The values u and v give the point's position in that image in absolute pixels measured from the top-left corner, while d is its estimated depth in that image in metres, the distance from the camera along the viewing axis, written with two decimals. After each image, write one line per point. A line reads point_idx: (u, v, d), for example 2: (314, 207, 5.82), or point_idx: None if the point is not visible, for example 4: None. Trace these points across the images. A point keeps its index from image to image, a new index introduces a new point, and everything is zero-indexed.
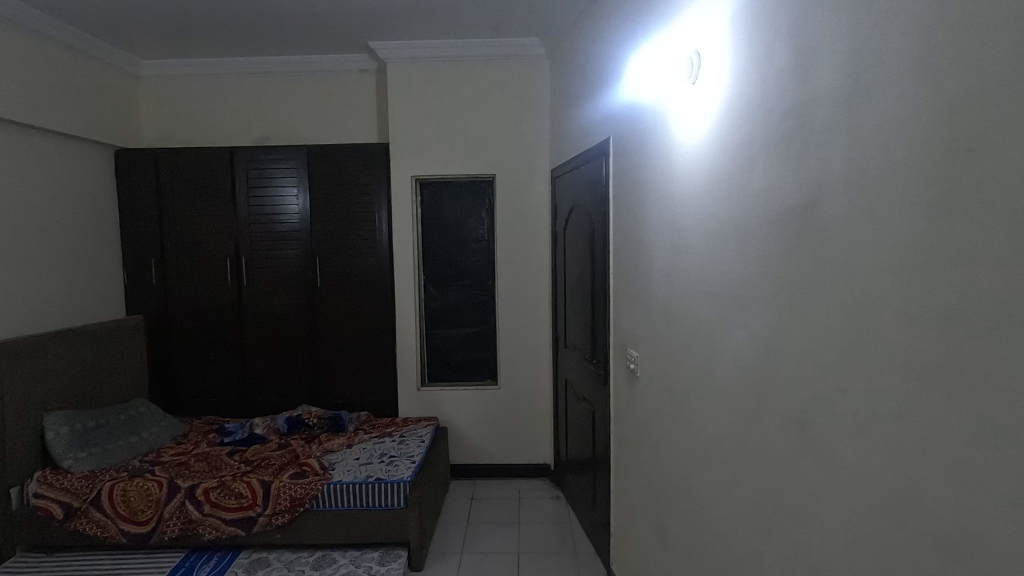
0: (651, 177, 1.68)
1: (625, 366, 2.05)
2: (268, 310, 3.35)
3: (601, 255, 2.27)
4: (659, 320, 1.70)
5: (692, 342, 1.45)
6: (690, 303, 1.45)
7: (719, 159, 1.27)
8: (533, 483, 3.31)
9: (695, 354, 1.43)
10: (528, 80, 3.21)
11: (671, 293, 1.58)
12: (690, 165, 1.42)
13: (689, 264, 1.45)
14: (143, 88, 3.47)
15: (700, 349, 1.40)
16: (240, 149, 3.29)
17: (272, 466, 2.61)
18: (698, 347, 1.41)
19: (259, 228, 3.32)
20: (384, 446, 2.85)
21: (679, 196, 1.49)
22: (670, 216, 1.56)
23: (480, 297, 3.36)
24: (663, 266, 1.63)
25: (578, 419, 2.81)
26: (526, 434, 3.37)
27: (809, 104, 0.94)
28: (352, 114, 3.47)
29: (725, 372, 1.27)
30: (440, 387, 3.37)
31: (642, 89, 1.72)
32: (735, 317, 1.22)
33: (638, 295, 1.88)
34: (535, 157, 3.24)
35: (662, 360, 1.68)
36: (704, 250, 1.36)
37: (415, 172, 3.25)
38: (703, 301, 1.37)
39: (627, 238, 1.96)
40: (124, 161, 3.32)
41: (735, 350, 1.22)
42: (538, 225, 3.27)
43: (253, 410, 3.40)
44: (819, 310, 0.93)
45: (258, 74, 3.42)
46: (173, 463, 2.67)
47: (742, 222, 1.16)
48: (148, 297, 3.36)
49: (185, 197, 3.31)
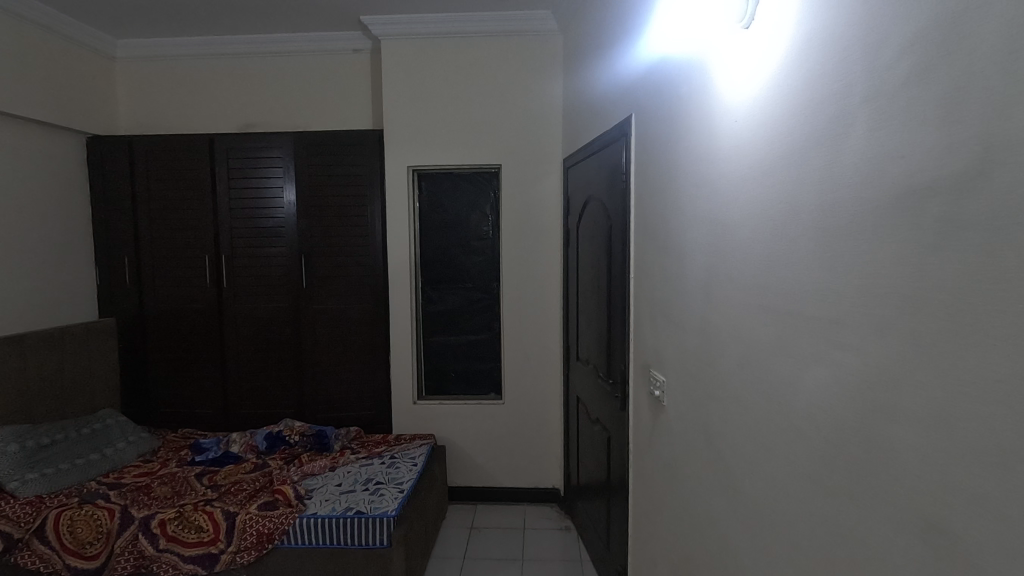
0: (687, 155, 1.32)
1: (647, 391, 1.70)
2: (250, 315, 3.05)
3: (620, 255, 1.92)
4: (694, 339, 1.34)
5: (744, 375, 1.09)
6: (741, 319, 1.09)
7: (790, 123, 0.91)
8: (540, 510, 2.97)
9: (748, 389, 1.07)
10: (538, 59, 2.86)
11: (712, 308, 1.23)
12: (744, 133, 1.06)
13: (741, 267, 1.09)
14: (120, 69, 3.18)
15: (756, 383, 1.04)
16: (221, 136, 2.99)
17: (241, 492, 2.31)
18: (753, 382, 1.05)
19: (241, 223, 3.02)
20: (372, 470, 2.53)
21: (725, 177, 1.14)
22: (714, 204, 1.20)
23: (483, 302, 3.03)
24: (702, 268, 1.27)
25: (590, 443, 2.46)
26: (532, 454, 3.03)
27: (958, 22, 0.59)
28: (345, 99, 3.15)
29: (793, 423, 0.91)
30: (440, 399, 3.04)
31: (673, 44, 1.36)
32: (811, 346, 0.86)
33: (666, 306, 1.52)
34: (546, 145, 2.89)
35: (697, 391, 1.33)
36: (764, 248, 0.99)
37: (413, 161, 2.92)
38: (761, 318, 1.01)
39: (653, 234, 1.59)
40: (96, 150, 3.04)
41: (814, 394, 0.85)
42: (549, 221, 2.92)
43: (235, 422, 3.10)
44: (981, 352, 0.57)
45: (242, 54, 3.12)
46: (133, 486, 2.37)
47: (829, 206, 0.80)
48: (122, 298, 3.08)
49: (163, 188, 3.03)
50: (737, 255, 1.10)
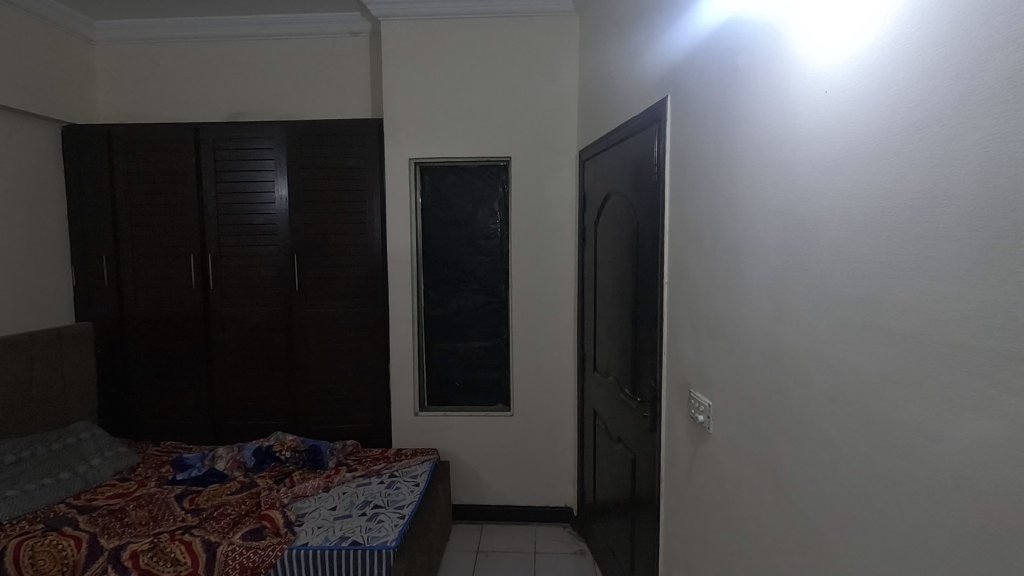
0: (751, 138, 1.10)
1: (686, 414, 1.47)
2: (239, 319, 2.82)
3: (649, 257, 1.69)
4: (756, 363, 1.12)
5: (845, 414, 0.86)
6: (836, 343, 0.87)
7: (928, 84, 0.69)
8: (552, 531, 2.75)
9: (851, 430, 0.85)
10: (551, 43, 2.63)
11: (787, 324, 1.00)
12: (842, 105, 0.85)
13: (835, 274, 0.86)
14: (100, 54, 2.95)
15: (867, 428, 0.81)
16: (206, 126, 2.75)
17: (225, 518, 2.08)
18: (861, 426, 0.82)
19: (229, 220, 2.78)
20: (370, 491, 2.31)
21: (807, 162, 0.93)
22: (789, 197, 0.98)
23: (491, 306, 2.83)
24: (771, 275, 1.05)
25: (609, 462, 2.25)
26: (544, 470, 2.81)
27: None
28: (341, 86, 2.92)
29: (940, 489, 0.69)
30: (443, 411, 2.82)
31: (737, 5, 1.14)
32: (980, 390, 0.63)
33: (715, 317, 1.30)
34: (559, 136, 2.66)
35: (761, 423, 1.10)
36: (876, 250, 0.78)
37: (414, 154, 2.69)
38: (875, 343, 0.79)
39: (698, 234, 1.37)
40: (72, 140, 2.80)
41: (979, 457, 0.63)
42: (562, 218, 2.69)
43: (222, 435, 2.88)
44: None
45: (232, 37, 2.89)
46: (106, 510, 2.15)
47: (1009, 190, 0.59)
48: (100, 301, 2.84)
49: (143, 182, 2.79)
50: (827, 259, 0.88)
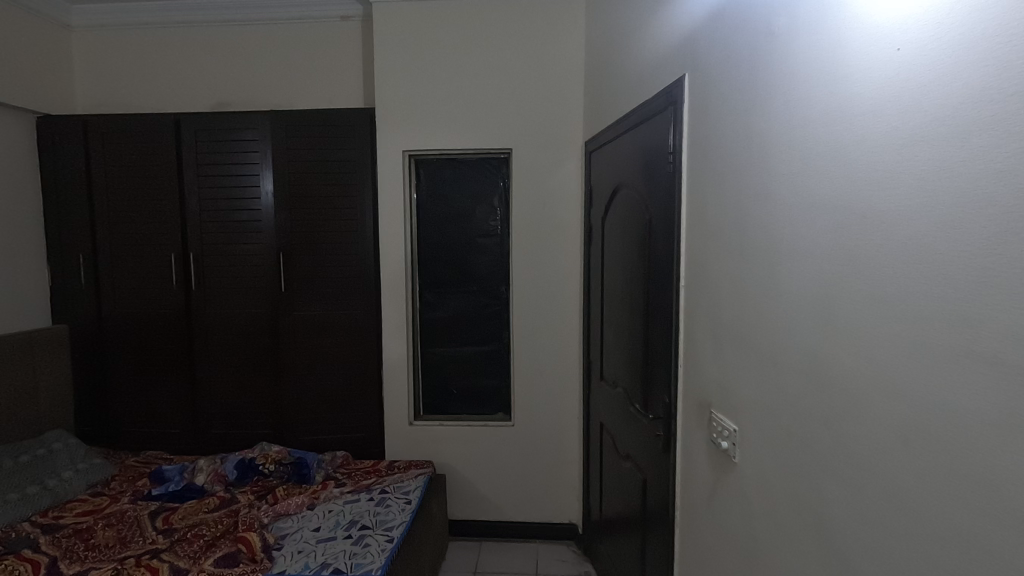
0: (792, 115, 0.91)
1: (707, 437, 1.28)
2: (223, 322, 2.65)
3: (663, 256, 1.50)
4: (796, 385, 0.93)
5: (930, 465, 0.67)
6: (918, 372, 0.68)
7: None
8: (555, 549, 2.57)
9: (939, 486, 0.66)
10: (555, 25, 2.44)
11: (839, 344, 0.82)
12: (922, 69, 0.66)
13: (914, 281, 0.68)
14: (78, 41, 2.79)
15: (966, 486, 0.62)
16: (187, 116, 2.59)
17: (199, 540, 1.91)
18: (956, 483, 0.63)
19: (212, 216, 2.62)
20: (358, 510, 2.14)
21: (871, 139, 0.74)
22: (844, 184, 0.79)
23: (491, 309, 2.65)
24: (818, 281, 0.86)
25: (618, 481, 2.06)
26: (546, 484, 2.63)
27: None
28: (332, 74, 2.75)
29: None
30: (439, 420, 2.65)
31: None
32: None
33: (743, 329, 1.11)
34: (563, 125, 2.47)
35: (803, 460, 0.91)
36: (979, 251, 0.59)
37: (409, 145, 2.51)
38: (981, 376, 0.60)
39: (722, 231, 1.18)
40: (46, 131, 2.63)
41: None
42: (567, 215, 2.50)
43: (206, 445, 2.72)
44: None
45: (215, 22, 2.72)
46: (72, 530, 1.99)
47: None
48: (77, 302, 2.68)
49: (121, 176, 2.63)
50: (902, 262, 0.70)
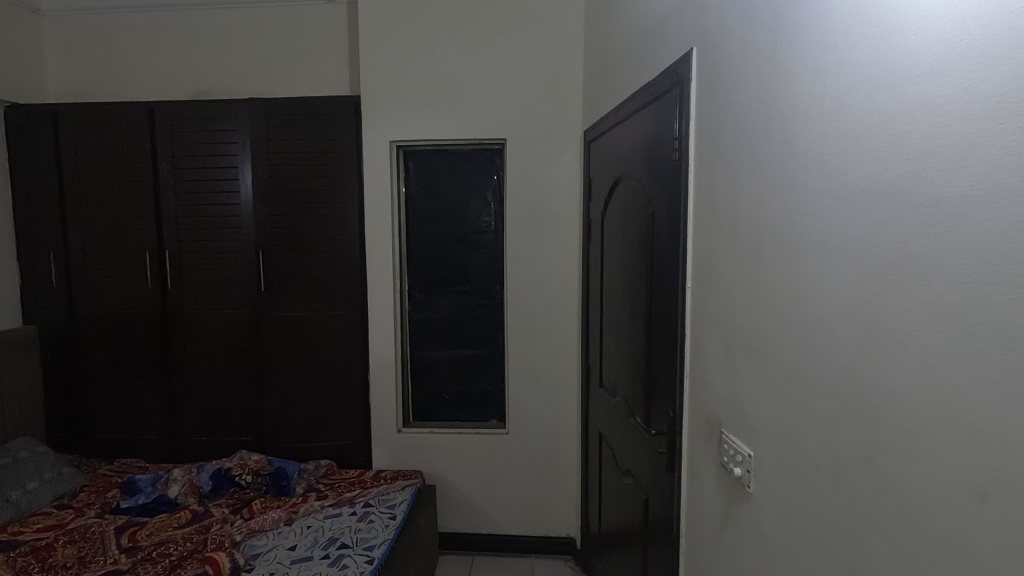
0: (824, 85, 0.76)
1: (717, 459, 1.13)
2: (201, 323, 2.51)
3: (667, 254, 1.34)
4: (826, 411, 0.78)
5: (1014, 528, 0.51)
6: (999, 407, 0.52)
7: None
8: (551, 565, 2.42)
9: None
10: (552, 7, 2.28)
11: (885, 364, 0.66)
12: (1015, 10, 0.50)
13: (996, 288, 0.52)
14: (49, 26, 2.64)
15: None
16: (162, 105, 2.44)
17: (164, 559, 1.77)
18: None
19: (189, 211, 2.47)
20: (339, 526, 1.99)
21: (934, 105, 0.58)
22: (895, 164, 0.64)
23: (484, 309, 2.51)
24: (856, 286, 0.71)
25: (618, 496, 1.91)
26: (542, 496, 2.48)
27: None
28: (316, 61, 2.59)
29: None
30: (430, 427, 2.51)
31: None
32: None
33: (761, 340, 0.95)
34: (560, 114, 2.31)
35: (838, 502, 0.76)
36: None
37: (396, 136, 2.35)
38: None
39: (736, 226, 1.02)
40: (13, 121, 2.49)
41: None
42: (564, 209, 2.35)
43: (184, 452, 2.58)
44: None
45: (192, 6, 2.57)
46: (30, 548, 1.85)
47: None
48: (48, 302, 2.54)
49: (94, 169, 2.49)
50: (978, 264, 0.54)
